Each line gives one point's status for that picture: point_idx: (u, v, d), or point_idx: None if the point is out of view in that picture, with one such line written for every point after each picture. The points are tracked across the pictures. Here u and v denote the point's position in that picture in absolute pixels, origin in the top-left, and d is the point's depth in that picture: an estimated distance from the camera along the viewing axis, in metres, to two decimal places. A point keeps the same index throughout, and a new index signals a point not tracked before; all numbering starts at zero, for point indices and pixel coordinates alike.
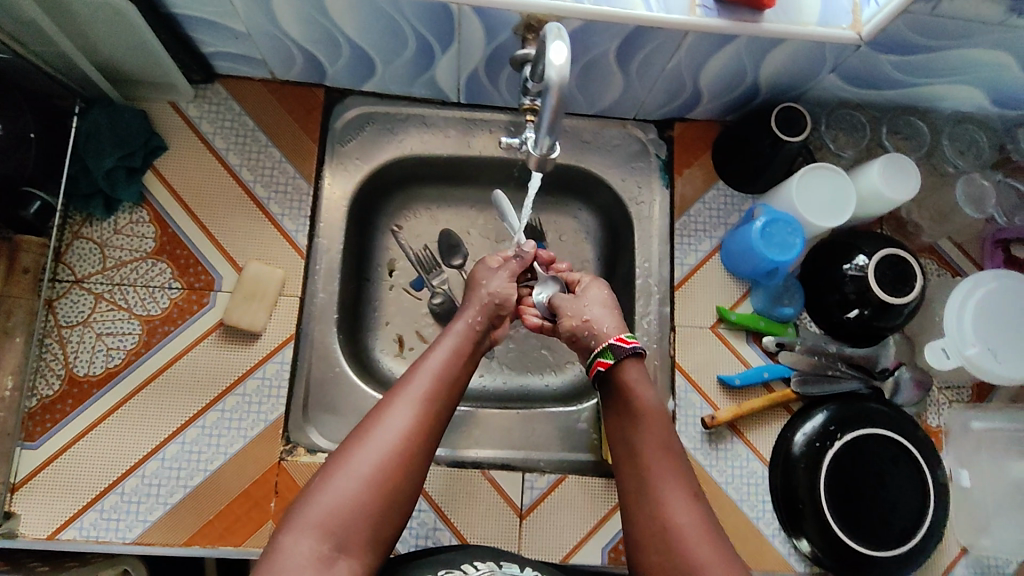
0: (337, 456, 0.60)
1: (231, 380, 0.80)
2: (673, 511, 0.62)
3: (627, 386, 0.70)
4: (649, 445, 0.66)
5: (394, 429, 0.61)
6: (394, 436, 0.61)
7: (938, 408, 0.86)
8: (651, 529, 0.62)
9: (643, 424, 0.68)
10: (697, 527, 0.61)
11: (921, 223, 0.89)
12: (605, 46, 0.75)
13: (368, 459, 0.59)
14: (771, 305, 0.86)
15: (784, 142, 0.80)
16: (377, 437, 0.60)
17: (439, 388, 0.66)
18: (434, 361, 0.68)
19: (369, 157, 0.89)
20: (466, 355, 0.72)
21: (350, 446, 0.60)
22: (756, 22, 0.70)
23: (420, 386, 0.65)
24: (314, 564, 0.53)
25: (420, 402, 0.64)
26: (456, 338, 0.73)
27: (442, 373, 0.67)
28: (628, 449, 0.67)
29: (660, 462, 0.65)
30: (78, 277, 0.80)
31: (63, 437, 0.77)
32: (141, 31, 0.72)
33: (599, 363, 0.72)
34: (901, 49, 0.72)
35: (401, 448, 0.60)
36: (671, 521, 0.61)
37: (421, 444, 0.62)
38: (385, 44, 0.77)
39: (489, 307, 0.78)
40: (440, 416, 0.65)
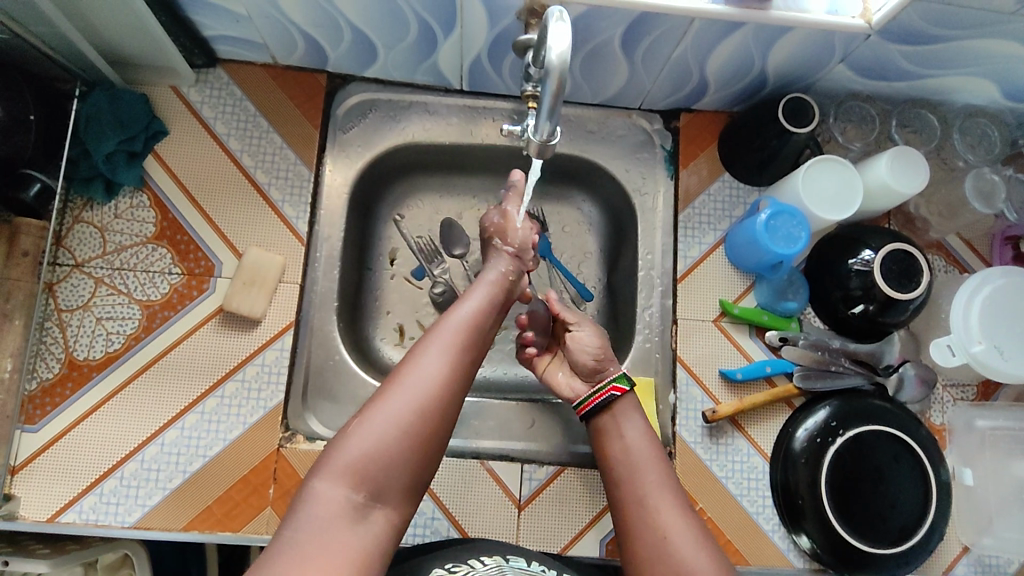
0: (371, 401, 0.58)
1: (231, 367, 0.80)
2: (670, 524, 0.63)
3: (619, 415, 0.73)
4: (644, 464, 0.68)
5: (432, 373, 0.60)
6: (428, 381, 0.59)
7: (942, 405, 0.85)
8: (648, 542, 0.63)
9: (635, 437, 0.71)
10: (693, 539, 0.62)
11: (930, 219, 0.87)
12: (610, 33, 0.74)
13: (405, 403, 0.57)
14: (775, 299, 0.85)
15: (790, 133, 0.79)
16: (411, 382, 0.59)
17: (471, 336, 0.64)
18: (466, 310, 0.67)
19: (371, 144, 0.89)
20: (494, 306, 0.70)
21: (384, 392, 0.58)
22: (764, 9, 0.69)
23: (453, 332, 0.64)
24: (347, 511, 0.53)
25: (457, 348, 0.62)
26: (486, 290, 0.71)
27: (474, 321, 0.66)
28: (620, 469, 0.69)
29: (653, 477, 0.67)
30: (78, 261, 0.80)
31: (63, 420, 0.77)
32: (140, 13, 0.71)
33: (615, 388, 0.74)
34: (912, 39, 0.71)
35: (436, 394, 0.59)
36: (669, 533, 0.62)
37: (453, 391, 0.60)
38: (387, 28, 0.76)
39: (515, 258, 0.78)
40: (472, 363, 0.64)
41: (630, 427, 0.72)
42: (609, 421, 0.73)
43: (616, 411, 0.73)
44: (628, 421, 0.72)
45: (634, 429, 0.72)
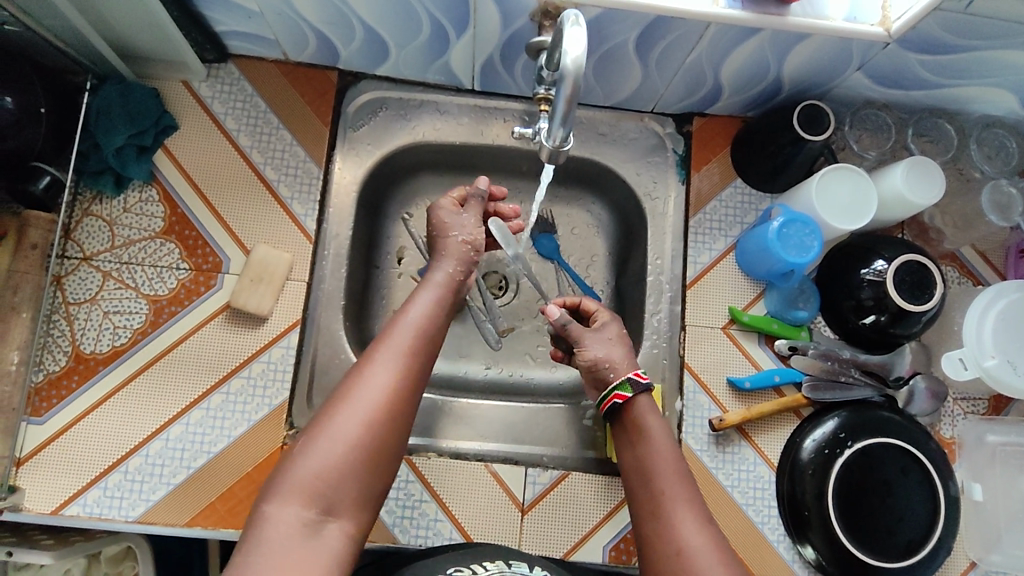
0: (321, 418, 0.57)
1: (236, 363, 0.80)
2: (686, 532, 0.61)
3: (639, 417, 0.72)
4: (663, 471, 0.67)
5: (378, 386, 0.58)
6: (375, 397, 0.58)
7: (952, 418, 0.84)
8: (665, 551, 0.61)
9: (656, 448, 0.69)
10: (709, 548, 0.60)
11: (944, 229, 0.86)
12: (625, 36, 0.73)
13: (352, 420, 0.57)
14: (785, 308, 0.84)
15: (806, 141, 0.78)
16: (359, 399, 0.58)
17: (419, 344, 0.63)
18: (414, 313, 0.65)
19: (380, 143, 0.88)
20: (444, 308, 0.69)
21: (334, 407, 0.57)
22: (782, 15, 0.68)
23: (401, 340, 0.62)
24: (302, 530, 0.52)
25: (403, 356, 0.61)
26: (435, 289, 0.70)
27: (422, 325, 0.64)
28: (640, 475, 0.68)
29: (671, 484, 0.66)
30: (86, 254, 0.80)
31: (69, 413, 0.77)
32: (152, 7, 0.71)
33: (616, 395, 0.73)
34: (931, 48, 0.70)
35: (383, 408, 0.58)
36: (685, 543, 0.61)
37: (403, 402, 0.59)
38: (400, 27, 0.76)
39: (463, 257, 0.74)
40: (422, 370, 0.63)
41: (651, 432, 0.71)
42: (631, 425, 0.72)
43: (638, 415, 0.72)
44: (650, 423, 0.71)
45: (657, 434, 0.70)
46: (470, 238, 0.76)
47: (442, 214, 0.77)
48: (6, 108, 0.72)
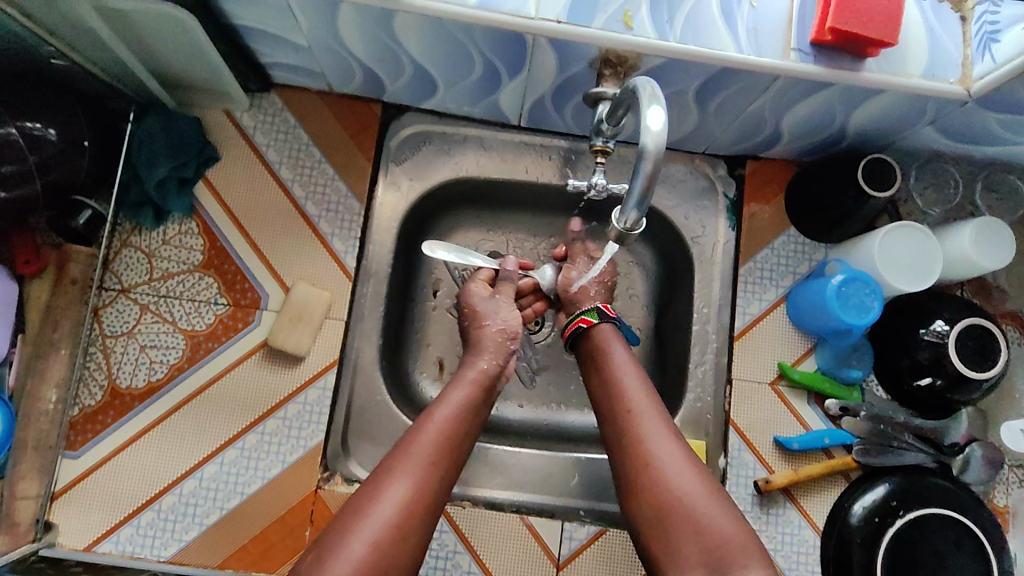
0: (332, 531, 0.55)
1: (272, 404, 0.79)
2: (653, 443, 0.62)
3: (603, 343, 0.73)
4: (629, 386, 0.68)
5: (394, 499, 0.57)
6: (390, 510, 0.56)
7: (1007, 487, 0.81)
8: (632, 462, 0.62)
9: (619, 374, 0.69)
10: (677, 456, 0.61)
11: (1008, 289, 0.82)
12: (685, 85, 0.70)
13: (364, 535, 0.54)
14: (837, 365, 0.81)
15: (869, 196, 0.74)
16: (372, 518, 0.55)
17: (443, 451, 0.62)
18: (440, 418, 0.64)
19: (423, 178, 0.86)
20: (472, 408, 0.68)
21: (346, 521, 0.56)
22: (856, 71, 0.64)
23: (423, 446, 0.61)
24: None
25: (424, 467, 0.60)
26: (463, 392, 0.69)
27: (447, 430, 0.64)
28: (606, 394, 0.69)
29: (634, 396, 0.67)
30: (124, 286, 0.79)
31: (104, 448, 0.76)
32: (200, 42, 0.69)
33: (582, 320, 0.76)
34: (1012, 108, 0.66)
35: (396, 522, 0.56)
36: (651, 453, 0.61)
37: (421, 515, 0.58)
38: (451, 66, 0.73)
39: (499, 349, 0.77)
40: (444, 479, 0.61)
41: (617, 356, 0.72)
42: (595, 347, 0.74)
43: (600, 339, 0.74)
44: (614, 347, 0.73)
45: (619, 355, 0.72)
46: (506, 323, 0.79)
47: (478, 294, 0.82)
48: (50, 140, 0.70)
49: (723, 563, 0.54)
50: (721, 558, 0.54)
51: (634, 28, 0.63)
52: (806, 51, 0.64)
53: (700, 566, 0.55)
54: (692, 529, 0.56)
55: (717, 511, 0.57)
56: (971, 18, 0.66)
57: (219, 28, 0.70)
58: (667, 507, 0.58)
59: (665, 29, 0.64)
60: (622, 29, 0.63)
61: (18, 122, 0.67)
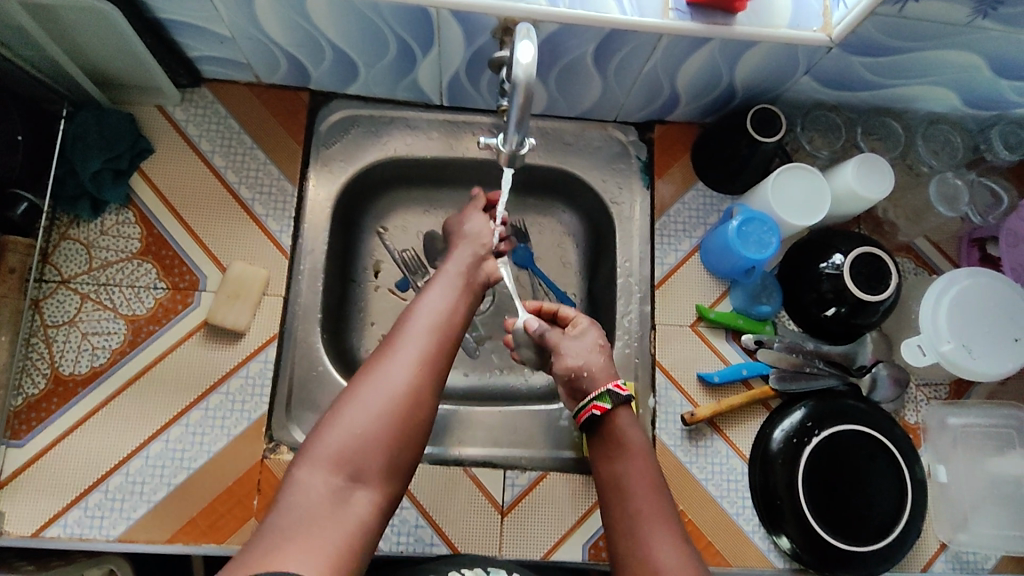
0: (349, 392, 0.63)
1: (214, 380, 0.81)
2: (663, 555, 0.64)
3: (620, 430, 0.74)
4: (640, 495, 0.69)
5: (401, 362, 0.64)
6: (399, 371, 0.64)
7: (915, 405, 0.86)
8: (637, 569, 0.65)
9: (630, 462, 0.72)
10: (682, 570, 0.63)
11: (898, 222, 0.90)
12: (582, 49, 0.76)
13: (376, 392, 0.62)
14: (750, 303, 0.88)
15: (759, 142, 0.82)
16: (384, 373, 0.63)
17: (440, 322, 0.69)
18: (432, 299, 0.72)
19: (353, 159, 0.90)
20: (463, 296, 0.75)
21: (359, 381, 0.63)
22: (728, 25, 0.71)
23: (420, 323, 0.69)
24: (329, 493, 0.57)
25: (423, 337, 0.67)
26: (449, 279, 0.76)
27: (440, 310, 0.71)
28: (617, 502, 0.70)
29: (644, 504, 0.69)
30: (64, 278, 0.81)
31: (49, 435, 0.78)
32: (126, 36, 0.73)
33: (595, 406, 0.75)
34: (873, 51, 0.73)
35: (408, 382, 0.63)
36: (662, 568, 0.63)
37: (430, 376, 0.65)
38: (368, 49, 0.78)
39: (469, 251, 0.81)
40: (445, 349, 0.68)
41: (630, 457, 0.72)
42: (605, 445, 0.74)
43: (616, 430, 0.74)
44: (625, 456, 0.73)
45: (633, 461, 0.72)
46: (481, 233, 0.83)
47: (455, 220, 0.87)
48: None
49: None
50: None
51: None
52: (684, 10, 0.72)
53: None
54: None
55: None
56: None
57: (144, 22, 0.74)
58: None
59: None
60: None
61: None
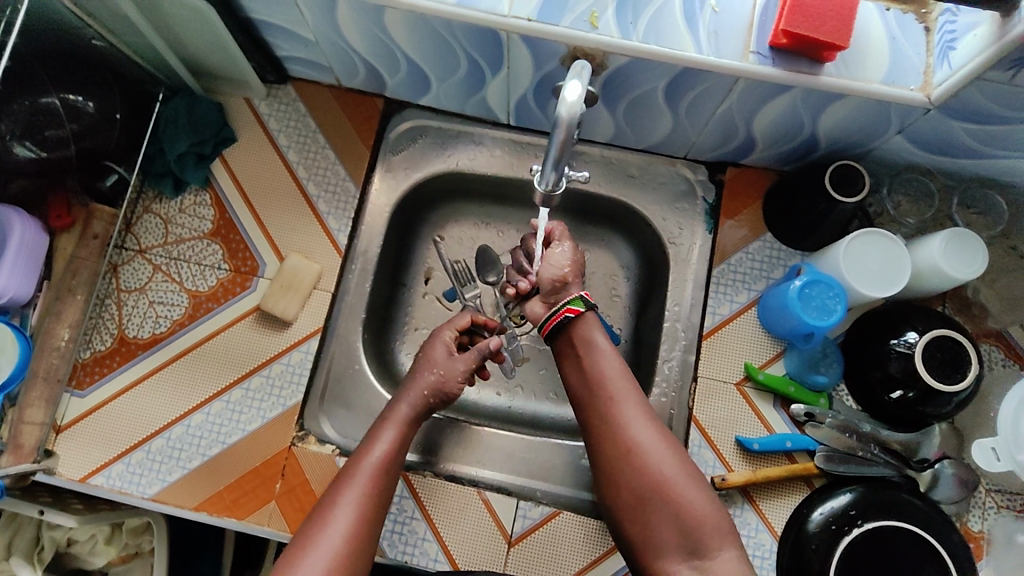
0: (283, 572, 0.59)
1: (258, 363, 0.85)
2: (633, 428, 0.68)
3: (585, 330, 0.75)
4: (608, 372, 0.71)
5: (337, 533, 0.62)
6: (338, 543, 0.61)
7: (982, 511, 0.77)
8: (618, 453, 0.68)
9: (593, 355, 0.73)
10: (654, 445, 0.67)
11: (989, 306, 0.80)
12: (654, 84, 0.73)
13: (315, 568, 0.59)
14: (806, 371, 0.81)
15: (838, 203, 0.76)
16: (324, 551, 0.60)
17: (385, 470, 0.69)
18: (377, 452, 0.69)
19: (417, 168, 0.92)
20: (404, 445, 0.73)
21: (299, 556, 0.60)
22: (814, 74, 0.66)
23: (360, 486, 0.66)
24: None
25: (362, 503, 0.65)
26: (397, 426, 0.73)
27: (382, 466, 0.69)
28: (585, 380, 0.73)
29: (615, 382, 0.71)
30: (141, 247, 0.88)
31: (107, 390, 0.84)
32: (220, 31, 0.77)
33: (568, 310, 0.75)
34: (977, 118, 0.66)
35: (344, 555, 0.61)
36: (634, 439, 0.67)
37: (364, 547, 0.63)
38: (440, 64, 0.79)
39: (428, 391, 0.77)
40: (380, 514, 0.67)
41: (598, 345, 0.73)
42: (570, 339, 0.75)
43: (583, 328, 0.75)
44: (596, 343, 0.73)
45: (602, 352, 0.73)
46: (447, 377, 0.78)
47: (428, 357, 0.80)
48: (88, 112, 0.80)
49: (698, 541, 0.63)
50: (696, 536, 0.63)
51: (599, 27, 0.68)
52: (765, 54, 0.67)
53: (677, 547, 0.64)
54: (672, 510, 0.64)
55: (693, 491, 0.65)
56: (934, 29, 0.67)
57: (236, 21, 0.78)
58: (648, 491, 0.65)
59: (629, 30, 0.68)
60: (588, 28, 0.67)
61: (61, 95, 0.77)
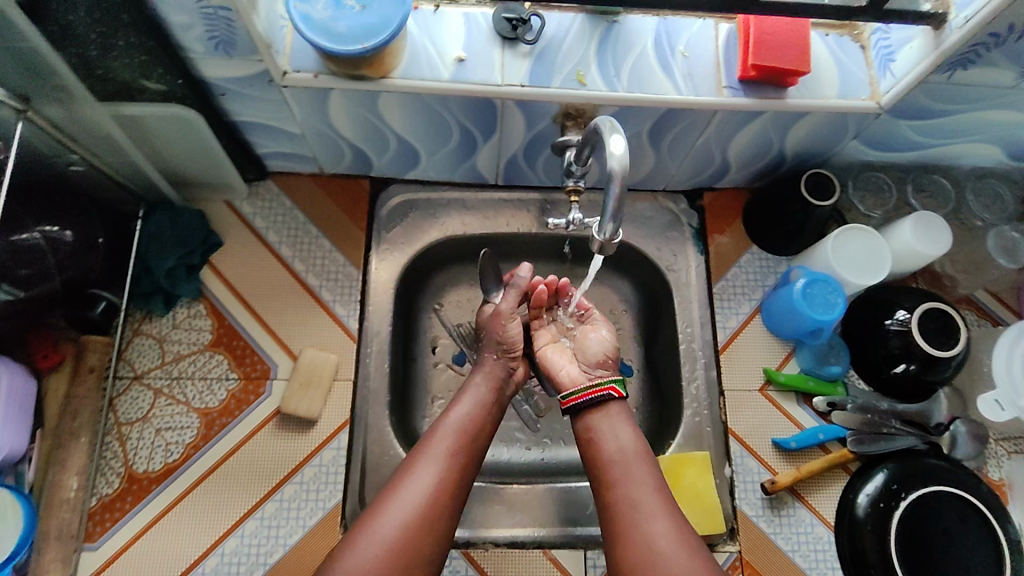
0: (368, 516, 0.65)
1: (287, 470, 0.81)
2: (654, 522, 0.65)
3: (605, 416, 0.74)
4: (628, 456, 0.70)
5: (421, 483, 0.66)
6: (421, 491, 0.66)
7: (998, 460, 0.85)
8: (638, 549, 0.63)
9: (608, 439, 0.72)
10: (674, 543, 0.63)
11: (956, 276, 0.90)
12: (638, 128, 0.78)
13: (395, 516, 0.64)
14: (818, 364, 0.88)
15: (813, 207, 0.83)
16: (404, 498, 0.65)
17: (472, 429, 0.72)
18: (461, 410, 0.74)
19: (412, 243, 0.91)
20: (490, 403, 0.76)
21: (380, 505, 0.65)
22: (781, 98, 0.73)
23: (443, 440, 0.70)
24: None
25: (446, 455, 0.69)
26: (479, 386, 0.77)
27: (466, 422, 0.72)
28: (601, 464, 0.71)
29: (634, 466, 0.69)
30: (137, 374, 0.82)
31: (123, 536, 0.76)
32: (205, 137, 0.76)
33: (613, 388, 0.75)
34: (920, 115, 0.76)
35: (427, 504, 0.65)
36: (654, 534, 0.64)
37: (449, 498, 0.67)
38: (431, 138, 0.81)
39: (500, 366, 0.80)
40: (467, 465, 0.70)
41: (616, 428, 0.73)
42: (601, 419, 0.74)
43: (605, 413, 0.74)
44: (619, 428, 0.73)
45: (621, 435, 0.72)
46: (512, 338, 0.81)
47: (490, 321, 0.82)
48: (66, 241, 0.74)
49: None
50: None
51: (588, 83, 0.72)
52: (736, 87, 0.74)
53: None
54: None
55: None
56: (869, 46, 0.76)
57: (221, 127, 0.77)
58: None
59: (614, 82, 0.72)
60: (577, 85, 0.72)
61: (40, 228, 0.72)
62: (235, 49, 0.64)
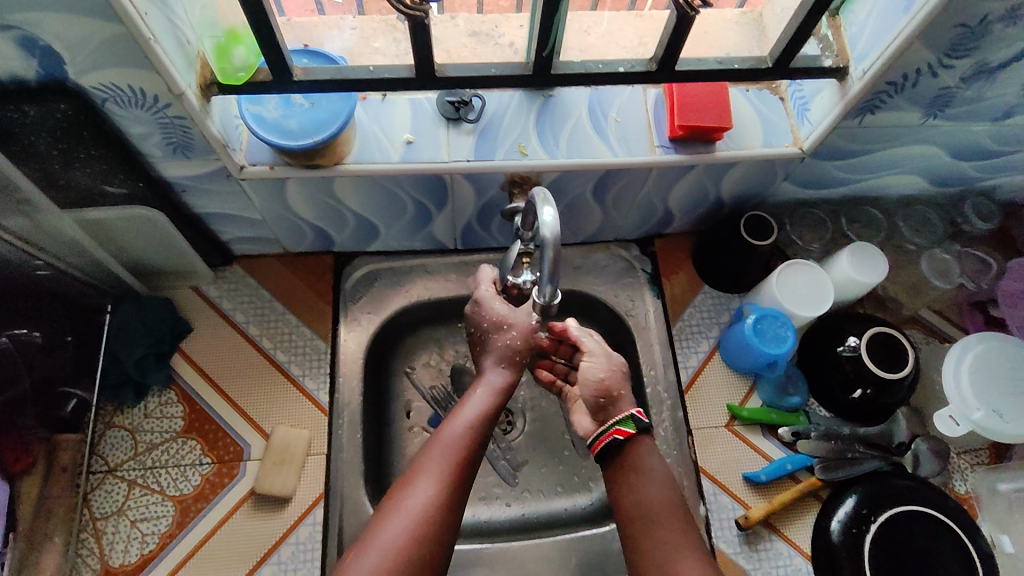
0: (368, 532, 0.61)
1: (264, 551, 0.81)
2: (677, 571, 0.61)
3: (639, 457, 0.69)
4: (655, 498, 0.66)
5: (422, 496, 0.62)
6: (422, 505, 0.62)
7: (962, 474, 0.88)
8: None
9: (643, 480, 0.67)
10: None
11: (899, 299, 0.95)
12: (582, 188, 0.83)
13: (396, 530, 0.60)
14: (779, 396, 0.91)
15: (755, 245, 0.87)
16: (405, 511, 0.61)
17: (478, 435, 0.68)
18: (466, 415, 0.69)
19: (379, 310, 0.93)
20: (497, 409, 0.71)
21: (379, 520, 0.61)
22: (710, 152, 0.79)
23: (446, 449, 0.66)
24: None
25: (449, 464, 0.65)
26: (486, 389, 0.72)
27: (471, 430, 0.68)
28: (631, 507, 0.66)
29: (661, 517, 0.65)
30: (111, 467, 0.82)
31: None
32: (166, 230, 0.79)
33: (617, 431, 0.69)
34: (841, 155, 0.82)
35: (429, 517, 0.61)
36: None
37: (450, 512, 0.63)
38: (387, 213, 0.85)
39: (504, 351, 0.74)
40: (467, 476, 0.66)
41: (651, 471, 0.68)
42: (629, 465, 0.69)
43: (639, 454, 0.69)
44: (649, 472, 0.68)
45: (653, 477, 0.67)
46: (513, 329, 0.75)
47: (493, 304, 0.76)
48: (35, 341, 0.78)
49: None
50: None
51: (529, 154, 0.77)
52: (667, 145, 0.79)
53: None
54: None
55: None
56: (788, 97, 0.82)
57: (183, 219, 0.80)
58: None
59: (553, 150, 0.77)
60: (519, 156, 0.77)
61: (10, 331, 0.74)
62: (192, 151, 0.68)
